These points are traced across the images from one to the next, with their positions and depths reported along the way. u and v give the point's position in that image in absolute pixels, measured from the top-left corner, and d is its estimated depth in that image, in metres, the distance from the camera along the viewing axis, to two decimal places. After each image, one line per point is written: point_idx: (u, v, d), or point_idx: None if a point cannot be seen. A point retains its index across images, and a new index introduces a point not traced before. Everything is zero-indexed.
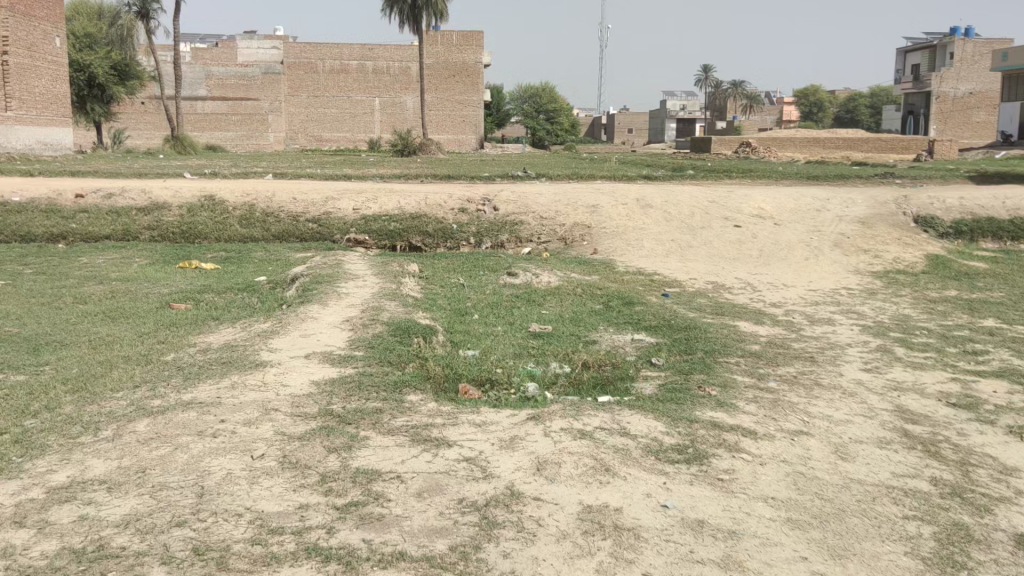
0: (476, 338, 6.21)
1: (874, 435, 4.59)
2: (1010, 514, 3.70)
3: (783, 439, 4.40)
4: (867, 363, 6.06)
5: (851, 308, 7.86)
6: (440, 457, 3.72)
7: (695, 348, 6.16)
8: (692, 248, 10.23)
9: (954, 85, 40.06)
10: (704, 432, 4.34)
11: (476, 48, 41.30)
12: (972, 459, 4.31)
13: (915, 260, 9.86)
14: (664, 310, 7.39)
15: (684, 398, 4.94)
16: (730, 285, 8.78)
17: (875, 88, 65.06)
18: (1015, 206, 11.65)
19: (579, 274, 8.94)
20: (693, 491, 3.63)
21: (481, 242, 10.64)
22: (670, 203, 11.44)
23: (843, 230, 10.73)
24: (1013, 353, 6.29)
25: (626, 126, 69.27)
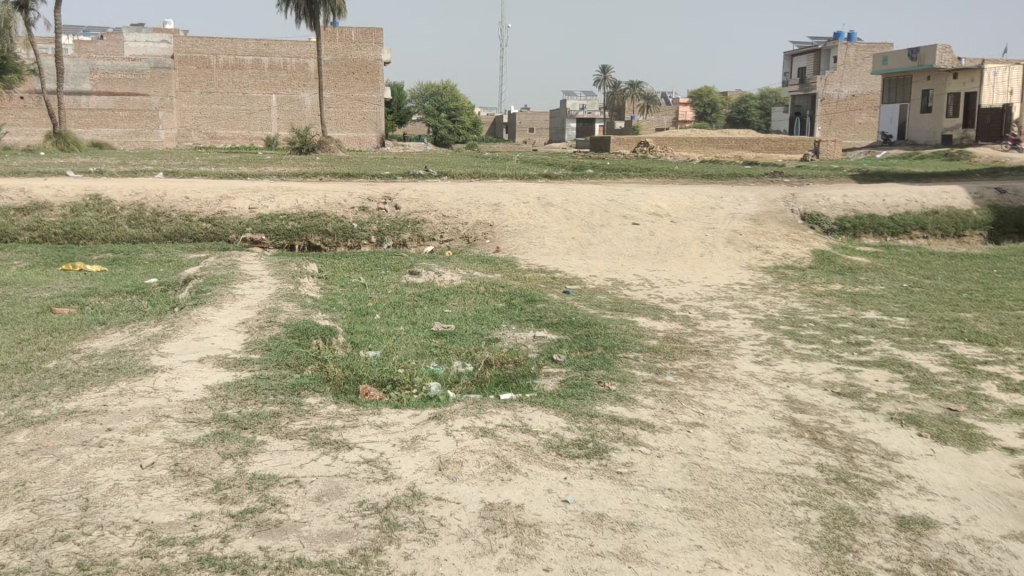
0: (378, 338, 6.15)
1: (765, 425, 4.76)
2: (891, 497, 3.90)
3: (680, 431, 4.53)
4: (759, 355, 6.29)
5: (744, 302, 8.14)
6: (340, 460, 3.67)
7: (595, 344, 6.26)
8: (593, 246, 10.39)
9: (837, 88, 41.93)
10: (603, 427, 4.42)
11: (375, 45, 40.85)
12: (856, 446, 4.52)
13: (802, 255, 10.28)
14: (566, 307, 7.49)
15: (584, 393, 5.02)
16: (629, 282, 8.96)
17: (765, 91, 67.47)
18: (894, 203, 12.26)
19: (481, 272, 8.95)
20: (593, 485, 3.69)
21: (382, 241, 10.59)
22: (571, 201, 11.58)
23: (736, 227, 11.11)
24: (893, 343, 6.64)
25: (528, 126, 69.78)
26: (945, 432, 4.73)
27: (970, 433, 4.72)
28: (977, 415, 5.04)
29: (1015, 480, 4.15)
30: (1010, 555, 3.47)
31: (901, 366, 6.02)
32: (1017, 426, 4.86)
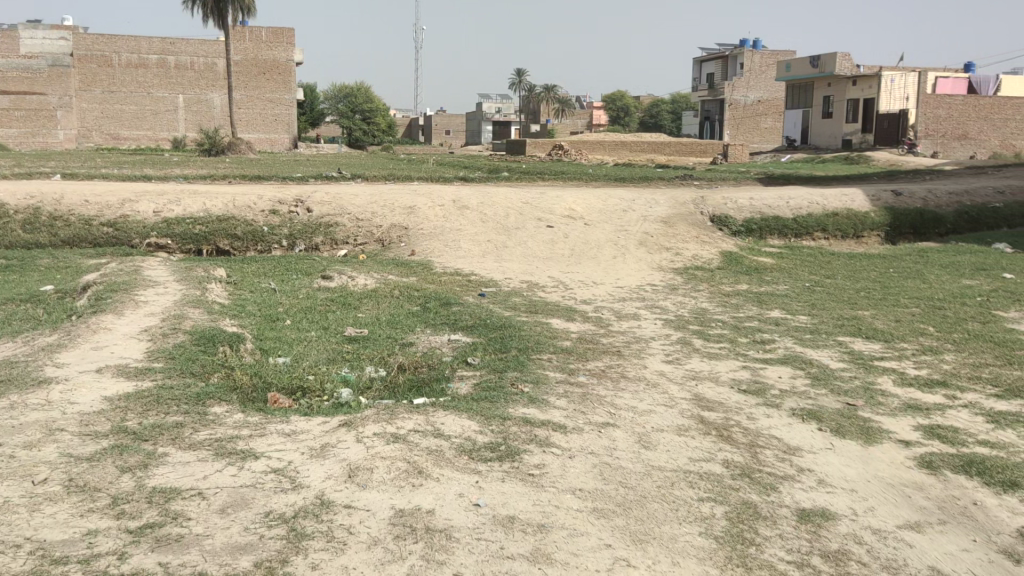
0: (288, 344, 6.04)
1: (674, 423, 4.86)
2: (793, 490, 4.04)
3: (591, 431, 4.58)
4: (669, 355, 6.43)
5: (655, 303, 8.30)
6: (246, 470, 3.58)
7: (510, 346, 6.30)
8: (508, 248, 10.43)
9: (744, 93, 43.22)
10: (516, 429, 4.45)
11: (286, 45, 40.09)
12: (760, 441, 4.66)
13: (711, 257, 10.55)
14: (480, 309, 7.50)
15: (497, 395, 5.03)
16: (543, 284, 9.02)
17: (676, 96, 68.94)
18: (798, 205, 12.69)
19: (396, 275, 8.88)
20: (505, 488, 3.71)
21: (294, 245, 10.41)
22: (485, 204, 11.60)
23: (648, 229, 11.32)
24: (795, 341, 6.87)
25: (444, 127, 69.52)
26: (844, 426, 4.91)
27: (867, 427, 4.91)
28: (873, 409, 5.25)
29: (908, 470, 4.33)
30: (904, 543, 3.61)
31: (803, 362, 6.24)
32: (911, 419, 5.08)
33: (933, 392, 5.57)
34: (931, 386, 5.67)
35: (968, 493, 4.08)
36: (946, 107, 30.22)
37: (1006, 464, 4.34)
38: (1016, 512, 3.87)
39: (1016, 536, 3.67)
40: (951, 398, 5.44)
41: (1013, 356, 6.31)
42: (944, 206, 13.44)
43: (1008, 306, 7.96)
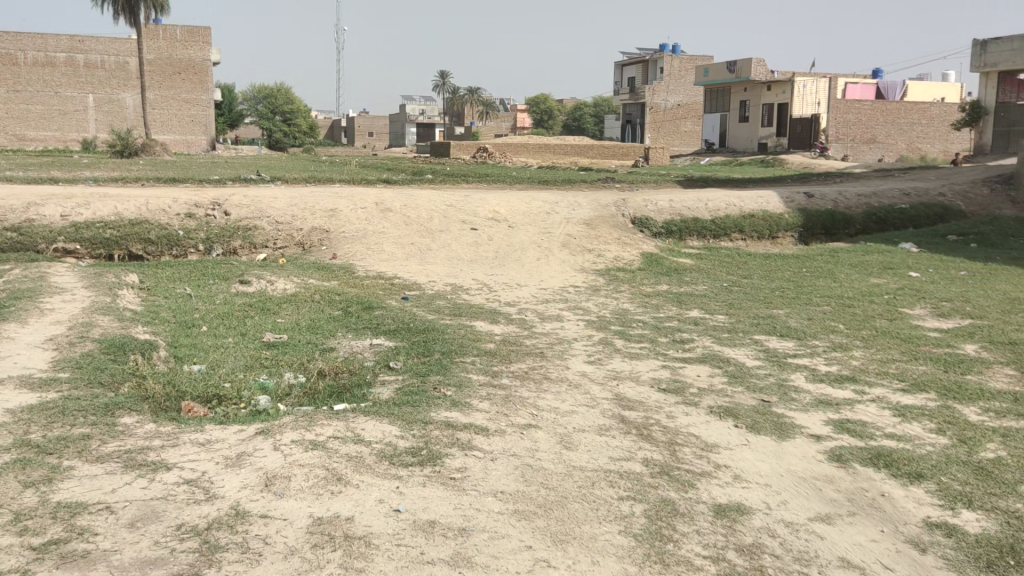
0: (205, 350, 5.90)
1: (595, 423, 4.92)
2: (710, 486, 4.12)
3: (513, 433, 4.59)
4: (591, 356, 6.49)
5: (578, 304, 8.38)
6: (156, 482, 3.48)
7: (432, 349, 6.27)
8: (432, 251, 10.39)
9: (664, 98, 43.84)
10: (438, 433, 4.43)
11: (202, 44, 39.07)
12: (678, 439, 4.74)
13: (632, 258, 10.71)
14: (403, 313, 7.46)
15: (419, 399, 5.01)
16: (467, 287, 9.02)
17: (598, 99, 69.72)
18: (716, 207, 12.98)
19: (317, 279, 8.76)
20: (426, 492, 3.69)
21: (211, 249, 10.17)
22: (408, 206, 11.55)
23: (570, 231, 11.43)
24: (713, 340, 7.02)
25: (366, 129, 68.84)
26: (759, 423, 5.04)
27: (781, 423, 5.05)
28: (787, 405, 5.42)
29: (820, 464, 4.46)
30: (816, 536, 3.71)
31: (721, 361, 6.39)
32: (822, 414, 5.25)
33: (843, 387, 5.77)
34: (842, 381, 5.86)
35: (876, 484, 4.22)
36: (856, 111, 31.00)
37: (911, 456, 4.52)
38: (921, 501, 4.02)
39: (922, 525, 3.80)
40: (860, 393, 5.64)
41: (918, 351, 6.57)
42: (854, 207, 13.92)
43: (913, 304, 8.29)
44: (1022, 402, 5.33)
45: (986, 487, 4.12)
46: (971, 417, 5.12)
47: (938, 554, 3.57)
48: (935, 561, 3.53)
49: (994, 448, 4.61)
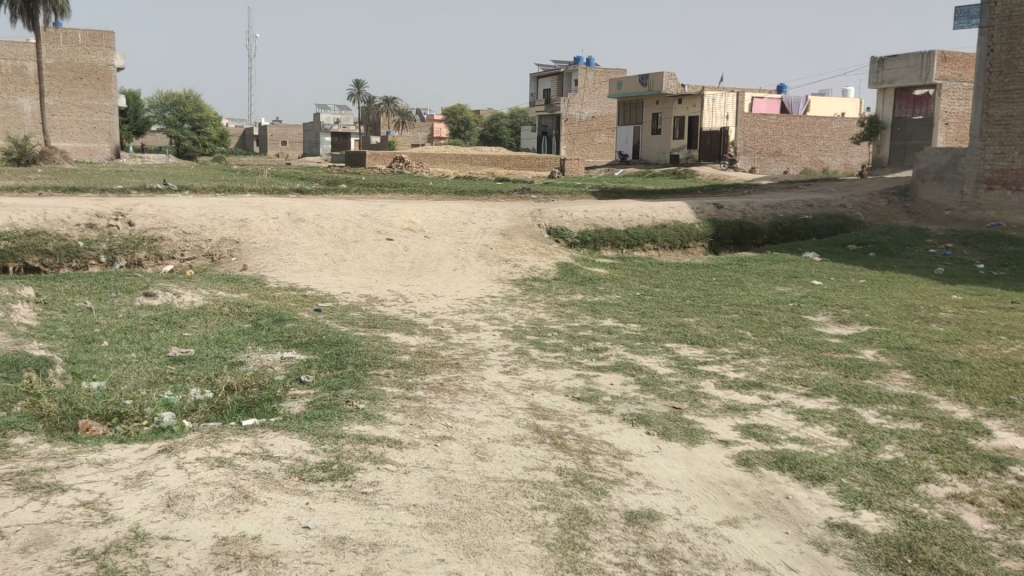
0: (105, 366, 5.67)
1: (510, 433, 4.92)
2: (622, 494, 4.17)
3: (427, 446, 4.56)
4: (507, 365, 6.51)
5: (494, 314, 8.40)
6: (51, 505, 3.33)
7: (345, 362, 6.18)
8: (346, 262, 10.25)
9: (579, 110, 44.51)
10: (350, 447, 4.36)
11: (105, 49, 37.84)
12: (591, 448, 4.79)
13: (548, 268, 10.79)
14: (316, 326, 7.34)
15: (331, 413, 4.92)
16: (382, 298, 8.93)
17: (514, 111, 70.14)
18: (629, 218, 13.20)
19: (226, 292, 8.54)
20: (337, 508, 3.62)
21: (114, 260, 9.78)
22: (322, 216, 11.38)
23: (486, 242, 11.45)
24: (626, 348, 7.14)
25: (280, 138, 67.68)
26: (670, 429, 5.14)
27: (691, 429, 5.16)
28: (697, 411, 5.53)
29: (728, 469, 4.57)
30: (723, 539, 3.79)
31: (633, 369, 6.48)
32: (730, 419, 5.38)
33: (750, 393, 5.92)
34: (749, 388, 6.02)
35: (781, 487, 4.34)
36: (762, 126, 32.08)
37: (814, 459, 4.66)
38: (823, 503, 4.15)
39: (824, 526, 3.92)
40: (766, 398, 5.81)
41: (821, 357, 6.80)
42: (760, 218, 14.35)
43: (816, 311, 8.59)
44: (917, 404, 5.58)
45: (884, 488, 4.28)
46: (870, 420, 5.32)
47: (840, 554, 3.68)
48: (837, 560, 3.63)
49: (891, 449, 4.80)
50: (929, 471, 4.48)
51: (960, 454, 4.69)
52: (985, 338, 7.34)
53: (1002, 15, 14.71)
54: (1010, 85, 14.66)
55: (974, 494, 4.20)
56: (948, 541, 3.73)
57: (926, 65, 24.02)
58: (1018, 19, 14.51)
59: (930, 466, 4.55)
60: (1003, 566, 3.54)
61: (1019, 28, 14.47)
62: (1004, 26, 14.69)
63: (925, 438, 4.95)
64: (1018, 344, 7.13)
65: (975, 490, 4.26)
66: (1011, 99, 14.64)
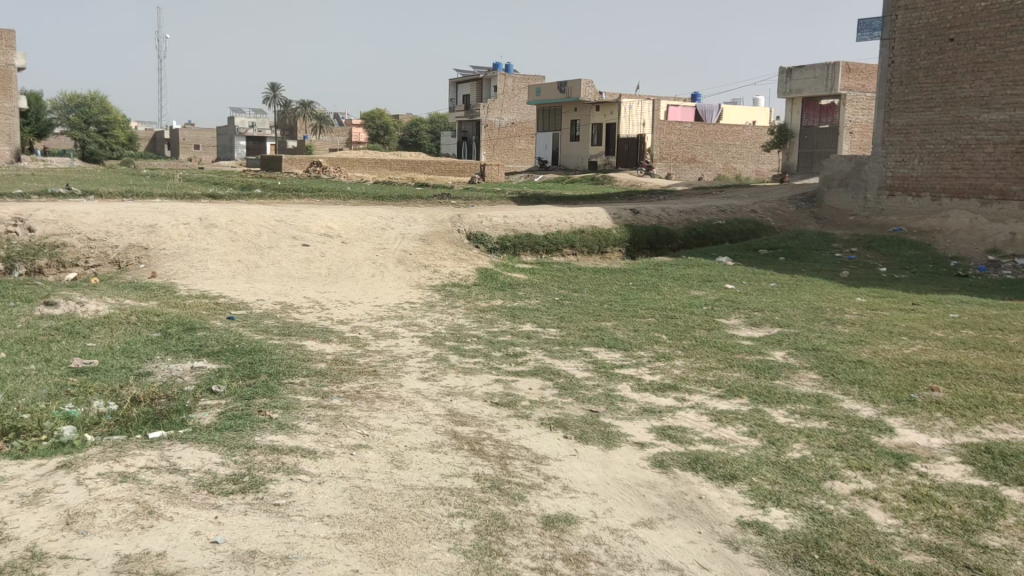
0: (1, 379, 5.40)
1: (427, 440, 4.88)
2: (540, 498, 4.18)
3: (342, 455, 4.48)
4: (425, 372, 6.46)
5: (413, 320, 8.34)
6: None
7: (258, 371, 6.03)
8: (260, 268, 10.03)
9: (499, 115, 44.68)
10: (261, 458, 4.25)
11: (4, 48, 36.30)
12: (509, 453, 4.79)
13: (467, 273, 10.79)
14: (228, 334, 7.15)
15: (243, 424, 4.79)
16: (298, 305, 8.77)
17: (434, 116, 69.99)
18: (548, 223, 13.29)
19: (133, 300, 8.25)
20: (247, 521, 3.52)
21: (12, 268, 9.29)
22: (235, 222, 11.11)
23: (405, 247, 11.38)
24: (545, 353, 7.17)
25: (192, 142, 65.97)
26: (587, 433, 5.18)
27: (607, 432, 5.21)
28: (614, 414, 5.59)
29: (643, 471, 4.63)
30: (638, 540, 3.84)
31: (552, 373, 6.52)
32: (647, 422, 5.45)
33: (665, 395, 6.02)
34: (664, 390, 6.12)
35: (694, 487, 4.42)
36: (677, 133, 32.58)
37: (726, 459, 4.77)
38: (735, 502, 4.23)
39: (735, 525, 4.00)
40: (681, 400, 5.91)
41: (733, 359, 6.97)
42: (675, 223, 14.65)
43: (729, 314, 8.80)
44: (823, 403, 5.76)
45: (793, 486, 4.40)
46: (779, 420, 5.47)
47: (750, 551, 3.75)
48: (748, 557, 3.71)
49: (799, 448, 4.94)
50: (835, 468, 4.63)
51: (864, 451, 4.85)
52: (887, 338, 7.64)
53: (903, 28, 15.34)
54: (909, 95, 15.30)
55: (878, 490, 4.34)
56: (853, 536, 3.85)
57: (831, 75, 25.03)
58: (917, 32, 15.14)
59: (836, 464, 4.69)
60: (906, 559, 3.65)
61: (918, 40, 15.10)
62: (904, 39, 15.31)
63: (831, 436, 5.12)
64: (918, 344, 7.44)
65: (879, 486, 4.41)
66: (911, 109, 15.28)
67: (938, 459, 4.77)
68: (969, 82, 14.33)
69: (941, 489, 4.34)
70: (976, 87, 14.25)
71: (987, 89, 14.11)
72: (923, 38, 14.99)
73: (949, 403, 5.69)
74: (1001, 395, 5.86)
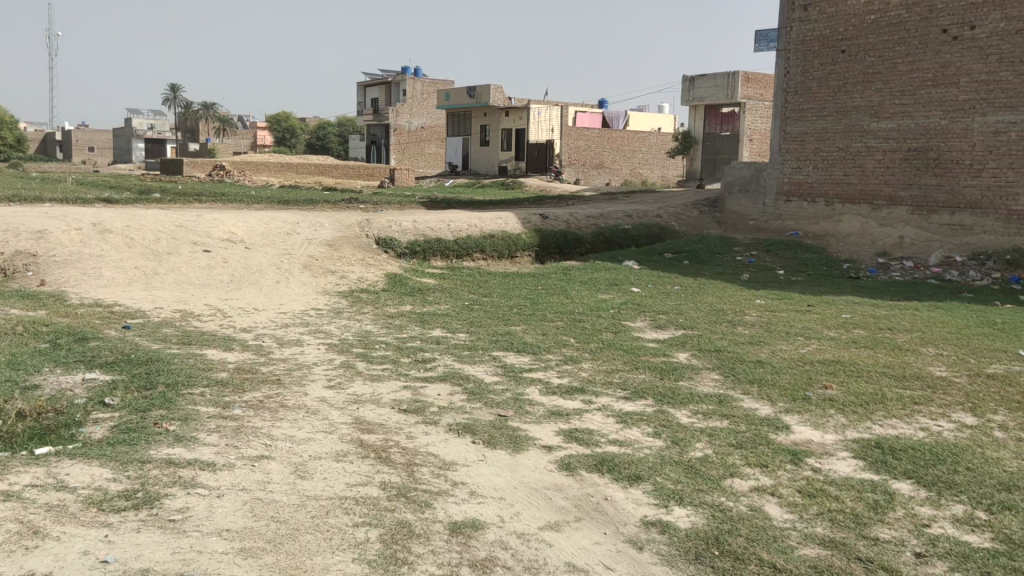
0: None
1: (332, 449, 4.79)
2: (446, 505, 4.15)
3: (243, 467, 4.36)
4: (331, 380, 6.34)
5: (319, 327, 8.19)
6: None
7: (156, 382, 5.82)
8: (158, 275, 9.69)
9: (408, 119, 44.53)
10: (157, 473, 4.10)
11: None
12: (416, 460, 4.74)
13: (376, 279, 10.68)
14: (124, 344, 6.89)
15: (137, 438, 4.61)
16: (199, 312, 8.52)
17: (342, 120, 69.07)
18: (457, 228, 13.28)
19: (20, 309, 7.85)
20: (139, 539, 3.39)
21: None
22: (131, 227, 10.71)
23: (311, 253, 11.18)
24: (454, 358, 7.14)
25: (87, 144, 63.37)
26: (495, 437, 5.18)
27: (514, 436, 5.22)
28: (522, 418, 5.61)
29: (550, 474, 4.65)
30: (545, 544, 3.85)
31: (461, 378, 6.50)
32: (554, 424, 5.50)
33: (572, 398, 6.07)
34: (572, 392, 6.18)
35: (600, 489, 4.47)
36: (585, 139, 33.05)
37: (631, 459, 4.84)
38: (639, 502, 4.30)
39: (639, 525, 4.06)
40: (588, 403, 5.97)
41: (638, 360, 7.09)
42: (583, 228, 14.86)
43: (634, 317, 8.95)
44: (724, 403, 5.92)
45: (695, 484, 4.50)
46: (683, 420, 5.59)
47: (653, 550, 3.81)
48: (651, 557, 3.76)
49: (701, 447, 5.06)
50: (735, 466, 4.75)
51: (761, 449, 5.00)
52: (785, 339, 7.92)
53: (797, 39, 15.92)
54: (804, 104, 15.88)
55: (775, 486, 4.48)
56: (751, 532, 3.96)
57: (732, 84, 25.78)
58: (810, 43, 15.73)
59: (735, 461, 4.82)
60: (801, 553, 3.77)
61: (811, 52, 15.70)
62: (799, 50, 15.89)
63: (730, 435, 5.26)
64: (813, 343, 7.73)
65: (776, 482, 4.55)
66: (805, 118, 15.87)
67: (832, 455, 4.96)
68: (859, 92, 14.98)
69: (834, 484, 4.51)
70: (866, 97, 14.90)
71: (876, 99, 14.78)
72: (816, 49, 15.59)
73: (842, 400, 5.93)
74: (889, 392, 6.13)
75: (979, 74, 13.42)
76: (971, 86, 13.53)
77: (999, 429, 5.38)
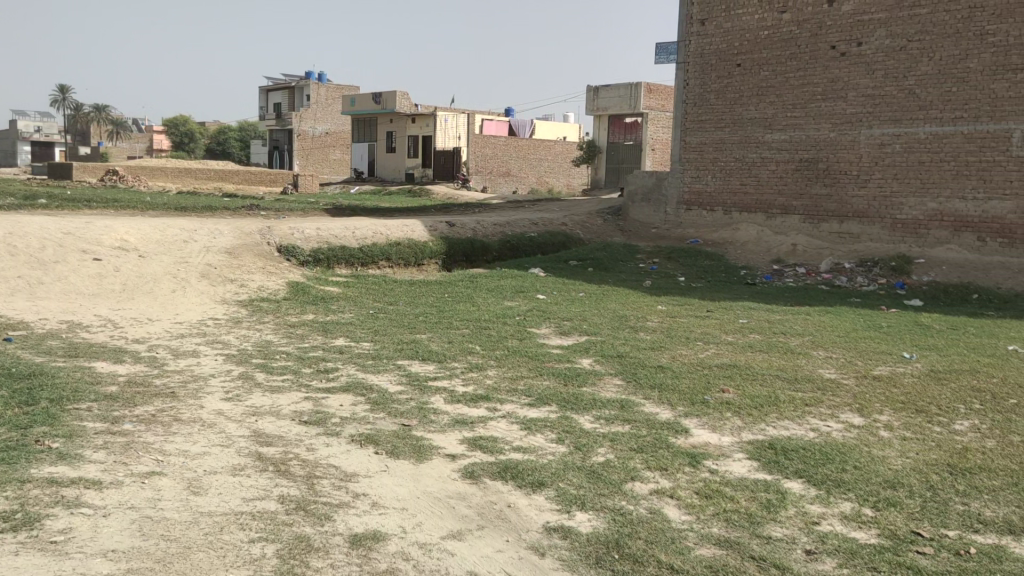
0: None
1: (229, 463, 4.65)
2: (347, 517, 4.07)
3: (133, 484, 4.18)
4: (228, 393, 6.14)
5: (217, 338, 7.95)
6: None
7: (38, 397, 5.53)
8: (44, 285, 9.23)
9: (312, 124, 43.81)
10: (37, 493, 3.89)
11: None
12: (317, 472, 4.64)
13: (277, 287, 10.45)
14: (3, 357, 6.52)
15: (16, 456, 4.36)
16: (87, 323, 8.16)
17: (242, 124, 67.35)
18: (362, 235, 13.13)
19: None
20: (15, 564, 3.20)
21: None
22: (14, 234, 10.16)
23: (209, 261, 10.85)
24: (357, 367, 7.03)
25: None
26: (397, 447, 5.12)
27: (418, 445, 5.17)
28: (426, 427, 5.56)
29: (453, 483, 4.63)
30: (447, 553, 3.82)
31: (364, 389, 6.39)
32: (458, 433, 5.47)
33: (477, 406, 6.06)
34: (476, 400, 6.17)
35: (503, 496, 4.47)
36: (492, 147, 33.19)
37: (534, 466, 4.86)
38: (542, 508, 4.32)
39: (542, 531, 4.07)
40: (492, 410, 5.97)
41: (543, 367, 7.14)
42: (489, 235, 14.90)
43: (539, 323, 9.02)
44: (626, 408, 6.00)
45: (596, 489, 4.55)
46: (586, 425, 5.65)
47: (555, 556, 3.83)
48: (553, 562, 3.77)
49: (603, 452, 5.12)
50: (636, 470, 4.83)
51: (662, 452, 5.10)
52: (685, 344, 8.11)
53: (696, 52, 16.38)
54: (703, 115, 16.34)
55: (674, 489, 4.57)
56: (651, 534, 4.02)
57: (635, 94, 26.38)
58: (708, 57, 16.21)
59: (637, 465, 4.90)
60: (698, 554, 3.85)
61: (709, 64, 16.17)
62: (697, 63, 16.36)
63: (632, 439, 5.34)
64: (711, 348, 7.95)
65: (675, 484, 4.64)
66: (704, 128, 16.33)
67: (729, 457, 5.09)
68: (755, 105, 15.52)
69: (730, 485, 4.63)
70: (761, 109, 15.44)
71: (770, 111, 15.32)
72: (714, 62, 16.07)
73: (739, 403, 6.11)
74: (783, 394, 6.35)
75: (865, 89, 14.08)
76: (858, 100, 14.17)
77: (884, 428, 5.64)
